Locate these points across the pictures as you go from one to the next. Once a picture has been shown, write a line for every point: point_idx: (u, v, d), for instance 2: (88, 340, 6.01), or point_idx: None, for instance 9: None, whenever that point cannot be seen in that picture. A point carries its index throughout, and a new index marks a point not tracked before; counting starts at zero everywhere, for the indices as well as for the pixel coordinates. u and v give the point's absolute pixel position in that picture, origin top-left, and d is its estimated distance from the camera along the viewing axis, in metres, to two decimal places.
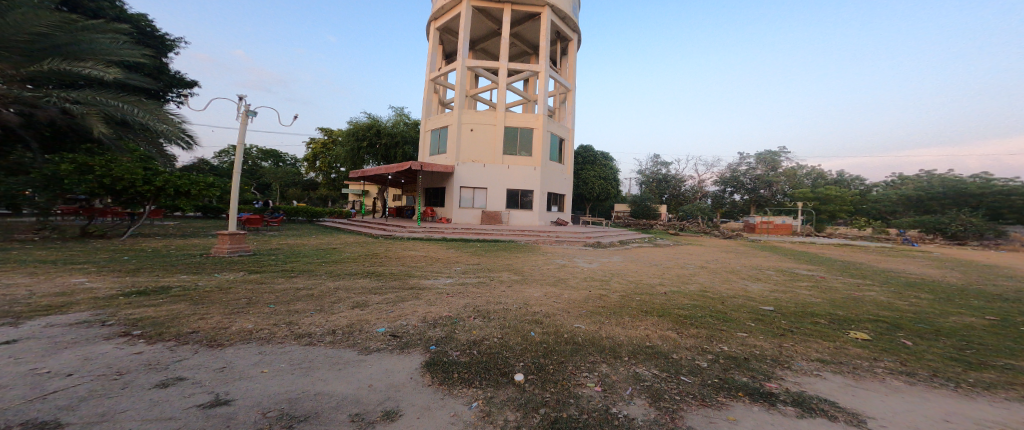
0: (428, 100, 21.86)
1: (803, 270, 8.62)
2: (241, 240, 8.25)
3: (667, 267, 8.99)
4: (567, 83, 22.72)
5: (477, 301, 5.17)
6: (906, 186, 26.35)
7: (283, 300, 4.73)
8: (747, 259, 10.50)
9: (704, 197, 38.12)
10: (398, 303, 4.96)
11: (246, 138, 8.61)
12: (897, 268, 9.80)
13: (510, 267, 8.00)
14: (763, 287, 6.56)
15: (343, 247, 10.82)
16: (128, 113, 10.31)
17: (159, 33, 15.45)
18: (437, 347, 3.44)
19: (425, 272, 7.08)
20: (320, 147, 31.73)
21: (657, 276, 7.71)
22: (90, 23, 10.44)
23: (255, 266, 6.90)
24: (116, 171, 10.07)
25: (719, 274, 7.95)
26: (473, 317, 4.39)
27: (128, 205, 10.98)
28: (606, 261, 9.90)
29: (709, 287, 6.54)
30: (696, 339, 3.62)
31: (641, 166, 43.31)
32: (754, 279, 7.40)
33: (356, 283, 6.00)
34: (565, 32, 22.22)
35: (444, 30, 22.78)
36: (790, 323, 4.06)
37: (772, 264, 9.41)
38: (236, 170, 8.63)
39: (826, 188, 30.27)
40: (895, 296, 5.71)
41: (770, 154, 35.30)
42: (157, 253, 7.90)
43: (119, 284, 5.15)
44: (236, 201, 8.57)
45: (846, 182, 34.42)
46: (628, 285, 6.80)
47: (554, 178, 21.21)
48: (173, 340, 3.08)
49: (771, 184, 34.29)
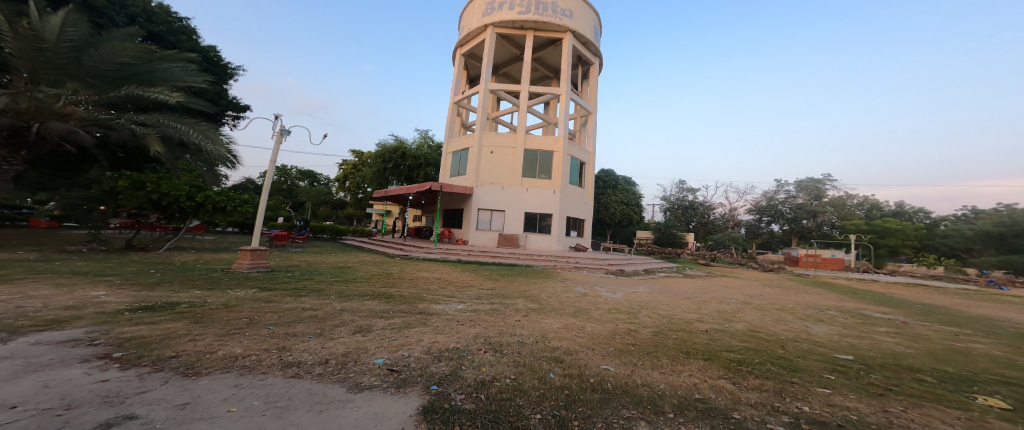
0: (451, 122, 22.29)
1: (872, 312, 7.37)
2: (262, 256, 8.19)
3: (704, 301, 7.98)
4: (589, 106, 22.52)
5: (489, 331, 4.61)
6: (984, 221, 23.42)
7: (285, 322, 4.41)
8: (800, 296, 9.27)
9: (737, 226, 35.92)
10: (404, 330, 4.52)
11: (278, 155, 8.72)
12: (991, 315, 8.26)
13: (528, 294, 7.36)
14: (830, 332, 5.54)
15: (360, 266, 10.59)
16: (187, 135, 11.01)
17: (224, 61, 16.74)
18: (438, 388, 2.93)
19: (436, 296, 6.58)
20: (350, 168, 33.06)
21: (694, 311, 6.80)
22: (166, 52, 11.32)
23: (268, 283, 6.71)
24: (164, 187, 10.30)
25: (770, 312, 6.94)
26: (484, 350, 3.85)
27: (169, 219, 11.31)
28: (632, 291, 9.03)
29: (761, 327, 5.62)
30: (763, 393, 2.88)
31: (668, 192, 41.63)
32: (814, 320, 6.34)
33: (364, 305, 5.61)
34: (587, 57, 22.29)
35: (470, 56, 23.55)
36: (886, 381, 3.29)
37: (833, 304, 8.16)
38: (267, 184, 8.47)
39: (885, 221, 27.28)
40: (1015, 352, 4.85)
41: (814, 182, 32.83)
42: (182, 267, 7.94)
43: (131, 297, 5.02)
44: (262, 216, 8.38)
45: (907, 214, 31.16)
46: (660, 320, 5.97)
47: (575, 202, 20.64)
48: (148, 366, 2.74)
49: (816, 215, 31.65)
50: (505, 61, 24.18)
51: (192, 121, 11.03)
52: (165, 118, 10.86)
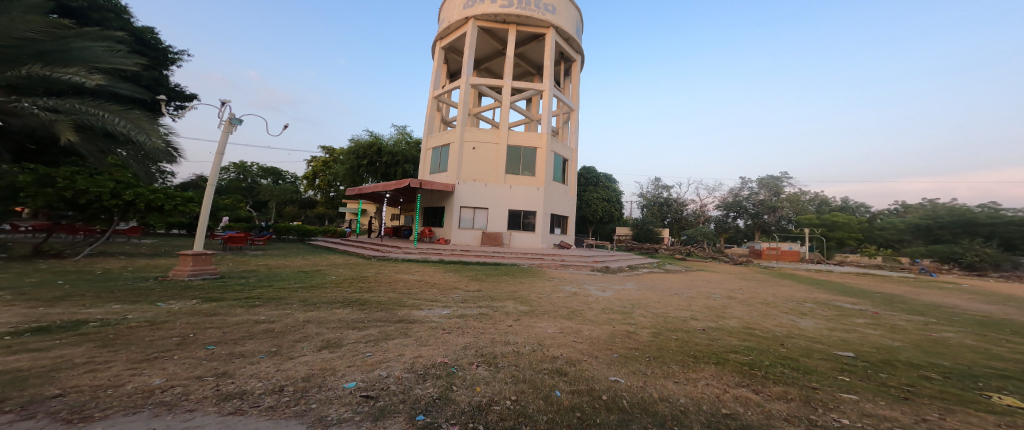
0: (431, 118, 21.34)
1: (846, 303, 7.60)
2: (208, 262, 7.18)
3: (691, 297, 7.90)
4: (571, 103, 22.43)
5: (480, 340, 4.13)
6: (915, 214, 25.87)
7: (230, 339, 3.69)
8: (776, 289, 9.51)
9: (706, 222, 37.49)
10: (381, 343, 3.93)
11: (226, 146, 7.65)
12: (944, 302, 8.82)
13: (516, 295, 6.93)
14: (818, 326, 5.53)
15: (329, 268, 9.71)
16: (111, 123, 9.53)
17: (163, 44, 14.89)
18: (425, 418, 2.42)
19: (419, 301, 5.98)
20: (320, 165, 31.18)
21: (685, 308, 6.65)
22: (86, 29, 9.68)
23: (215, 293, 5.79)
24: (81, 182, 8.68)
25: (756, 306, 6.93)
26: (477, 365, 3.37)
27: (90, 219, 9.62)
28: (620, 288, 8.85)
29: (754, 324, 5.51)
30: (791, 404, 2.61)
31: (641, 188, 42.59)
32: (800, 314, 6.37)
33: (333, 315, 4.92)
34: (570, 53, 22.20)
35: (449, 50, 22.69)
36: (899, 380, 3.16)
37: (808, 295, 8.40)
38: (215, 175, 7.24)
39: (834, 215, 29.38)
40: (984, 340, 5.02)
41: (773, 179, 34.72)
42: (106, 276, 6.75)
43: (24, 318, 4.04)
44: (208, 213, 7.09)
45: (852, 209, 33.84)
46: (655, 319, 5.73)
47: (557, 199, 20.41)
48: (13, 412, 2.07)
49: (775, 210, 33.52)
50: (485, 56, 23.55)
51: (118, 107, 9.57)
52: (82, 104, 9.31)
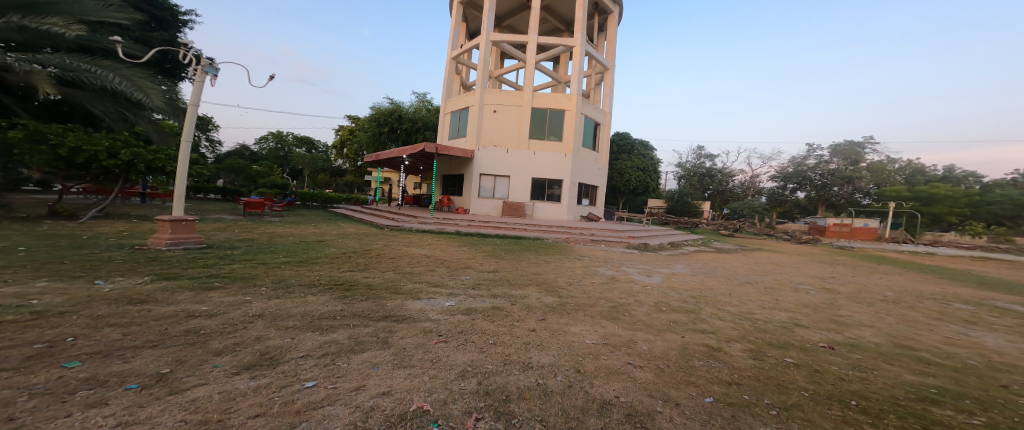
0: (450, 81, 19.57)
1: (1008, 305, 5.41)
2: (191, 229, 6.23)
3: (772, 288, 6.03)
4: (606, 61, 19.73)
5: (490, 360, 2.73)
6: None
7: (117, 349, 2.44)
8: (882, 279, 7.34)
9: (758, 194, 33.64)
10: (339, 362, 2.59)
11: (201, 96, 6.50)
12: None
13: (540, 280, 5.45)
14: (1018, 347, 3.56)
15: (335, 239, 8.69)
16: (106, 80, 8.86)
17: (171, 4, 13.89)
18: None
19: (418, 286, 4.64)
20: (347, 134, 30.93)
21: (774, 306, 4.84)
22: None
23: (179, 268, 4.77)
24: (74, 139, 8.09)
25: (880, 306, 4.97)
26: (477, 422, 1.98)
27: (97, 181, 9.14)
28: (670, 272, 7.10)
29: (904, 337, 3.67)
30: None
31: (682, 157, 38.73)
32: (962, 322, 4.37)
33: (300, 306, 3.67)
34: (605, 3, 19.27)
35: (469, 5, 20.42)
36: None
37: (941, 291, 6.21)
38: (189, 130, 6.14)
39: (931, 186, 24.23)
40: None
41: (851, 145, 29.89)
42: (80, 242, 5.95)
43: None
44: (184, 172, 6.01)
45: (956, 179, 28.52)
46: (741, 324, 4.02)
47: (588, 168, 18.36)
48: None
49: (850, 181, 28.92)
50: (509, 11, 21.09)
51: (109, 62, 8.79)
52: (74, 59, 8.62)
